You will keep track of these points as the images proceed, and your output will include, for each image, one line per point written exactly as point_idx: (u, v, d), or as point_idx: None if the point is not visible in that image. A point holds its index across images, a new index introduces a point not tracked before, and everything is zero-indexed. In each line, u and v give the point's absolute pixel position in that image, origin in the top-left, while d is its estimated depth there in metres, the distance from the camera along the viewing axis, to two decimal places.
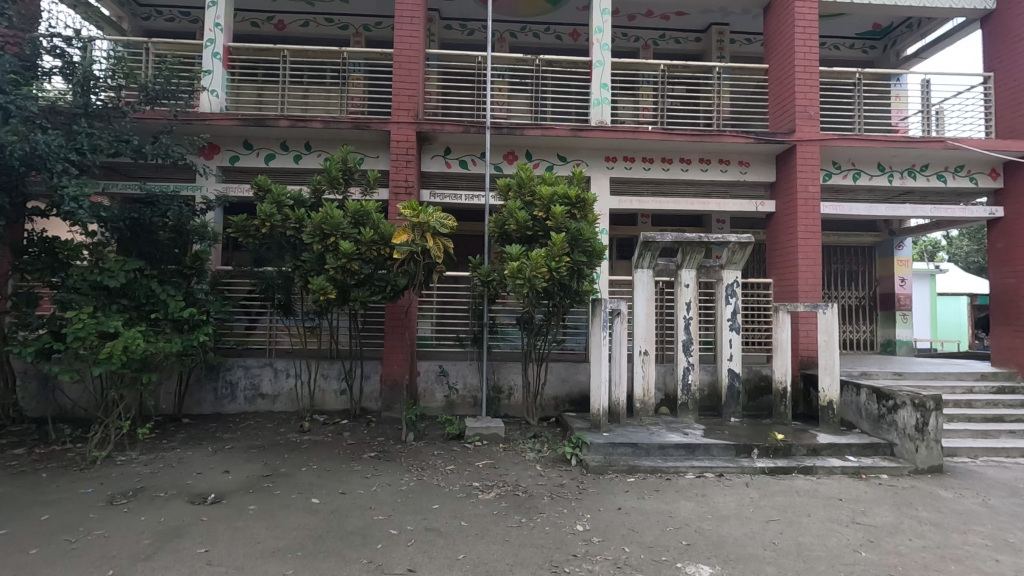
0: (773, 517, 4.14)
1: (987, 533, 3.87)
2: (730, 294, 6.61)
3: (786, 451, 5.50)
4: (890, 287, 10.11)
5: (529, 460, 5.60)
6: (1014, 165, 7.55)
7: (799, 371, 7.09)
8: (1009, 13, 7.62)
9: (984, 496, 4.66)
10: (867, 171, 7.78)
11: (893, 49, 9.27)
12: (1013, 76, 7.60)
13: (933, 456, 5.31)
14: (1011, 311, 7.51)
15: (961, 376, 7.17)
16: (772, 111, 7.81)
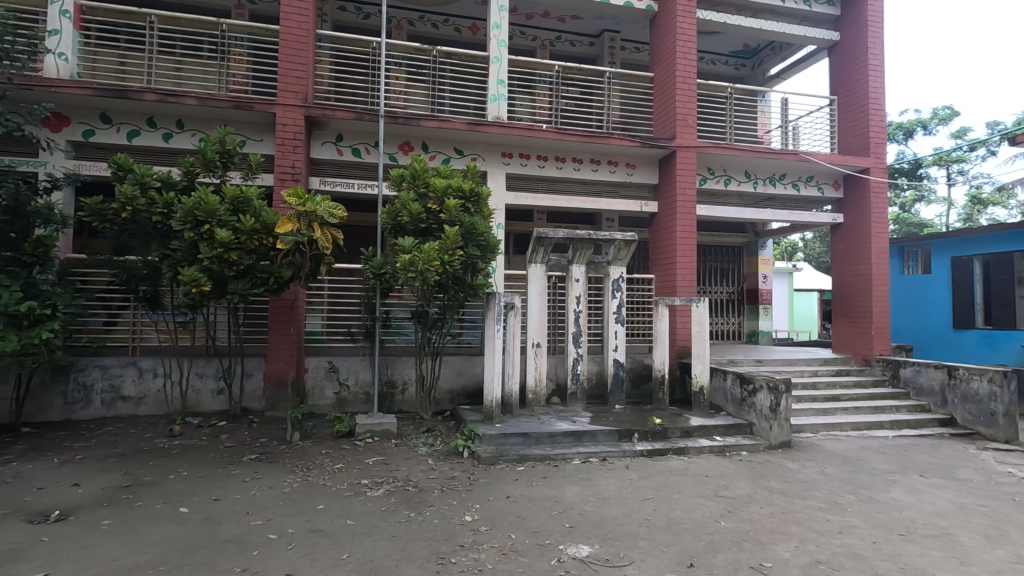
0: (649, 496, 4.46)
1: (823, 498, 4.45)
2: (617, 288, 6.99)
3: (663, 434, 5.94)
4: (755, 283, 11.25)
5: (421, 454, 5.57)
6: (851, 177, 8.70)
7: (677, 360, 7.68)
8: (850, 45, 8.74)
9: (822, 466, 5.35)
10: (736, 178, 8.58)
11: (760, 68, 10.28)
12: (852, 101, 8.74)
13: (783, 432, 6.01)
14: (847, 304, 8.66)
15: (808, 362, 8.16)
16: (656, 117, 8.36)
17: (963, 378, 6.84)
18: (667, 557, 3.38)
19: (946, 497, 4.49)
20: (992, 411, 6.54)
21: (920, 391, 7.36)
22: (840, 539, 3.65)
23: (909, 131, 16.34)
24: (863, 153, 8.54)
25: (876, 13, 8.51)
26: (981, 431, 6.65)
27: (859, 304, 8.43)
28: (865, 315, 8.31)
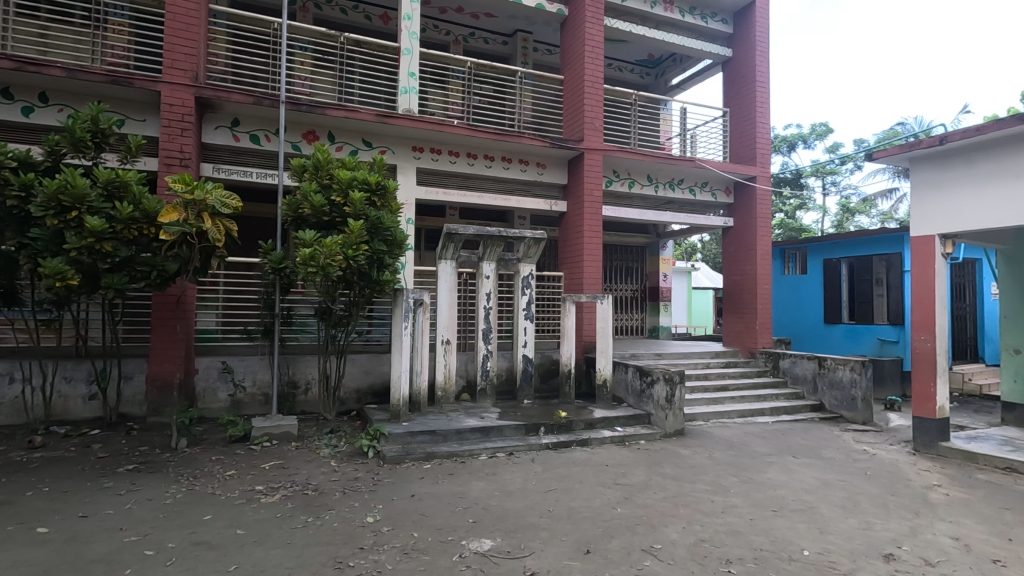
0: (552, 487, 4.59)
1: (709, 480, 4.80)
2: (526, 285, 7.11)
3: (567, 426, 6.13)
4: (656, 281, 11.90)
5: (322, 456, 5.36)
6: (741, 184, 9.42)
7: (582, 355, 7.95)
8: (741, 61, 9.45)
9: (710, 451, 5.77)
10: (639, 181, 9.03)
11: (662, 78, 10.87)
12: (742, 113, 9.47)
13: (677, 421, 6.42)
14: (735, 301, 9.38)
15: (702, 354, 8.78)
16: (566, 119, 8.59)
17: (831, 367, 7.65)
18: (565, 546, 3.49)
19: (813, 475, 5.00)
20: (853, 396, 7.37)
21: (796, 379, 8.14)
22: (722, 518, 3.95)
23: (791, 144, 17.99)
24: (751, 163, 9.29)
25: (763, 34, 9.28)
26: (844, 414, 7.46)
27: (745, 301, 9.16)
28: (751, 311, 9.04)
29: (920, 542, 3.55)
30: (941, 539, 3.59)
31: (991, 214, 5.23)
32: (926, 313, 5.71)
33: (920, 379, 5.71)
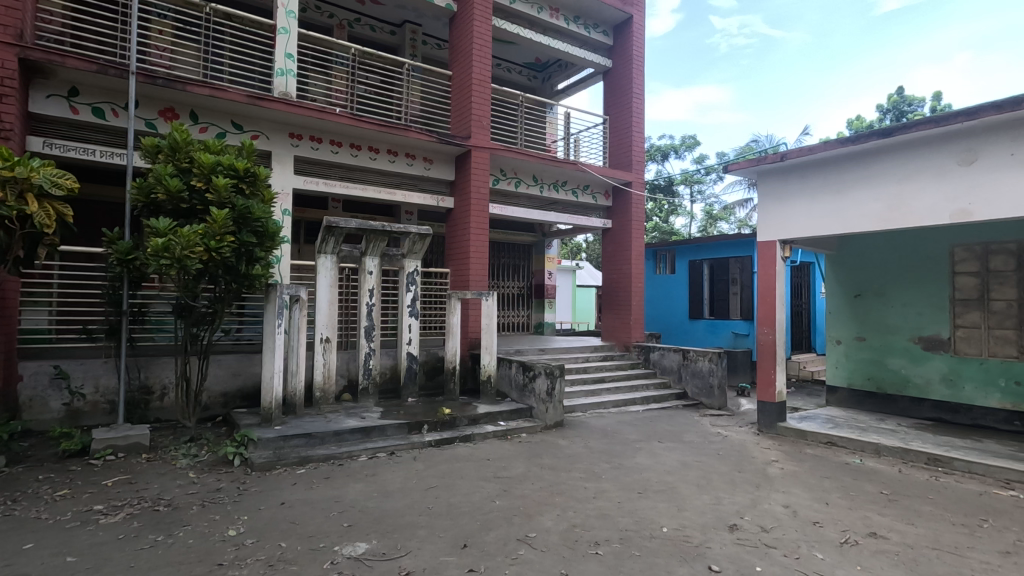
0: (433, 485, 4.56)
1: (583, 468, 5.05)
2: (411, 282, 6.98)
3: (451, 423, 6.13)
4: (541, 279, 12.31)
5: (179, 468, 4.86)
6: (618, 189, 10.01)
7: (468, 351, 7.98)
8: (620, 72, 10.05)
9: (586, 440, 6.08)
10: (525, 181, 9.26)
11: (548, 82, 11.26)
12: (620, 122, 10.07)
13: (557, 413, 6.68)
14: (612, 298, 9.96)
15: (582, 349, 9.22)
16: (453, 115, 8.56)
17: (693, 358, 8.40)
18: (442, 542, 3.49)
19: (675, 457, 5.46)
20: (711, 384, 8.13)
21: (663, 370, 8.85)
22: (593, 503, 4.18)
23: (664, 154, 19.47)
24: (627, 169, 9.91)
25: (639, 49, 9.94)
26: (704, 401, 8.22)
27: (621, 298, 9.77)
28: (626, 308, 9.65)
29: (758, 512, 4.02)
30: (775, 507, 4.09)
31: (819, 223, 6.05)
32: (768, 308, 6.45)
33: (764, 367, 6.45)
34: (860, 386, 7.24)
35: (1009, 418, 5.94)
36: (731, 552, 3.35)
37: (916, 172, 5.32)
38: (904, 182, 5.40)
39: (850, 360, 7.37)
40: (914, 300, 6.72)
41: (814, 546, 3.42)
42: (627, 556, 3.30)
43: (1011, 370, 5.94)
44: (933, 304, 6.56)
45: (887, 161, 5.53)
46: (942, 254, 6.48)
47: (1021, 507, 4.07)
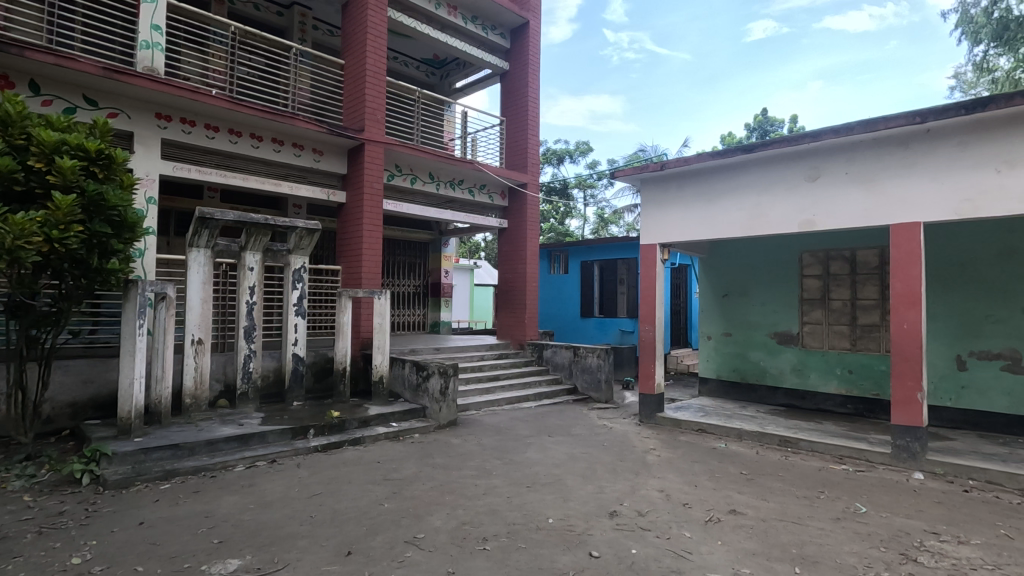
0: (317, 491, 4.36)
1: (474, 466, 5.08)
2: (298, 279, 6.61)
3: (340, 426, 5.90)
4: (438, 277, 12.22)
5: (11, 492, 4.20)
6: (514, 190, 10.19)
7: (359, 352, 7.72)
8: (516, 75, 10.24)
9: (479, 438, 6.12)
10: (421, 177, 9.13)
11: (446, 80, 11.21)
12: (516, 124, 10.25)
13: (451, 412, 6.67)
14: (507, 297, 10.12)
15: (478, 348, 9.28)
16: (346, 105, 8.23)
17: (583, 355, 8.77)
18: (324, 551, 3.34)
19: (563, 450, 5.67)
20: (599, 378, 8.54)
21: (555, 367, 9.17)
22: (483, 499, 4.22)
23: (559, 158, 20.13)
24: (523, 170, 10.12)
25: (534, 54, 10.20)
26: (593, 395, 8.61)
27: (516, 297, 9.96)
28: (520, 306, 9.86)
29: (636, 497, 4.29)
30: (651, 492, 4.39)
31: (693, 229, 6.58)
32: (649, 307, 6.90)
33: (645, 362, 6.90)
34: (727, 377, 7.99)
35: (843, 401, 6.87)
36: (610, 538, 3.54)
37: (772, 185, 5.95)
38: (762, 194, 6.03)
39: (719, 353, 8.10)
40: (771, 299, 7.54)
41: (683, 526, 3.72)
42: (513, 549, 3.37)
43: (845, 360, 6.86)
44: (786, 303, 7.40)
45: (750, 174, 6.13)
46: (794, 259, 7.33)
47: (850, 478, 4.71)
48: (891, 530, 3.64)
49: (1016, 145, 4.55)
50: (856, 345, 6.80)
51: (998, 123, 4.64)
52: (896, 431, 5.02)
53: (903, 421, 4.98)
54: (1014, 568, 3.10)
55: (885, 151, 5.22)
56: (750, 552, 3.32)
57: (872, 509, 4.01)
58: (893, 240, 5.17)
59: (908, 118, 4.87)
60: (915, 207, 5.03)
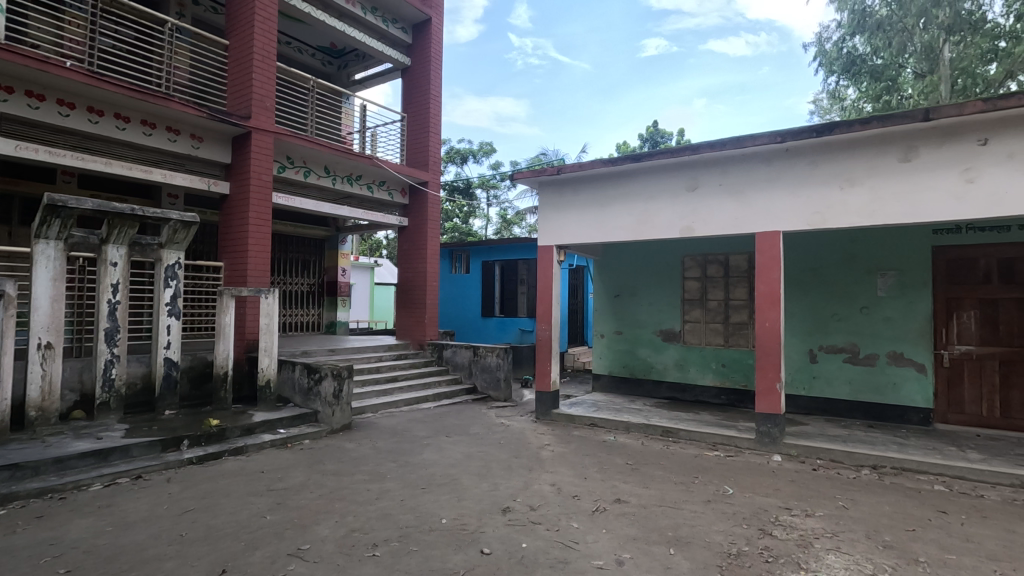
0: (189, 507, 4.00)
1: (368, 470, 4.94)
2: (171, 276, 6.04)
3: (219, 436, 5.48)
4: (334, 276, 11.73)
5: None
6: (414, 188, 10.03)
7: (244, 354, 7.21)
8: (418, 71, 10.08)
9: (374, 441, 5.96)
10: (315, 171, 8.72)
11: (344, 71, 10.90)
12: (418, 120, 10.10)
13: (345, 415, 6.44)
14: (407, 297, 9.95)
15: (375, 349, 9.05)
16: (230, 90, 7.65)
17: (483, 354, 8.83)
18: (195, 571, 3.08)
19: (459, 450, 5.67)
20: (498, 377, 8.63)
21: (456, 366, 9.16)
22: (375, 504, 4.11)
23: (462, 157, 20.11)
24: (424, 168, 9.99)
25: (436, 51, 10.11)
26: (491, 394, 8.69)
27: (416, 297, 9.82)
28: (420, 307, 9.74)
29: (529, 493, 4.39)
30: (543, 487, 4.52)
31: (586, 232, 6.86)
32: (546, 307, 7.10)
33: (541, 361, 7.09)
34: (618, 373, 8.43)
35: (718, 393, 7.51)
36: (502, 534, 3.60)
37: (658, 193, 6.37)
38: (648, 201, 6.43)
39: (611, 351, 8.52)
40: (657, 299, 8.07)
41: (571, 518, 3.87)
42: (404, 553, 3.31)
43: (720, 355, 7.51)
44: (669, 303, 7.95)
45: (638, 182, 6.51)
46: (677, 262, 7.90)
47: (721, 463, 5.16)
48: (752, 508, 4.03)
49: (854, 166, 5.23)
50: (729, 341, 7.47)
51: (842, 147, 5.30)
52: (760, 418, 5.57)
53: (765, 409, 5.54)
54: (847, 534, 3.56)
55: (753, 167, 5.77)
56: (631, 537, 3.53)
57: (738, 490, 4.42)
58: (758, 246, 5.73)
59: (771, 138, 5.42)
60: (776, 218, 5.62)
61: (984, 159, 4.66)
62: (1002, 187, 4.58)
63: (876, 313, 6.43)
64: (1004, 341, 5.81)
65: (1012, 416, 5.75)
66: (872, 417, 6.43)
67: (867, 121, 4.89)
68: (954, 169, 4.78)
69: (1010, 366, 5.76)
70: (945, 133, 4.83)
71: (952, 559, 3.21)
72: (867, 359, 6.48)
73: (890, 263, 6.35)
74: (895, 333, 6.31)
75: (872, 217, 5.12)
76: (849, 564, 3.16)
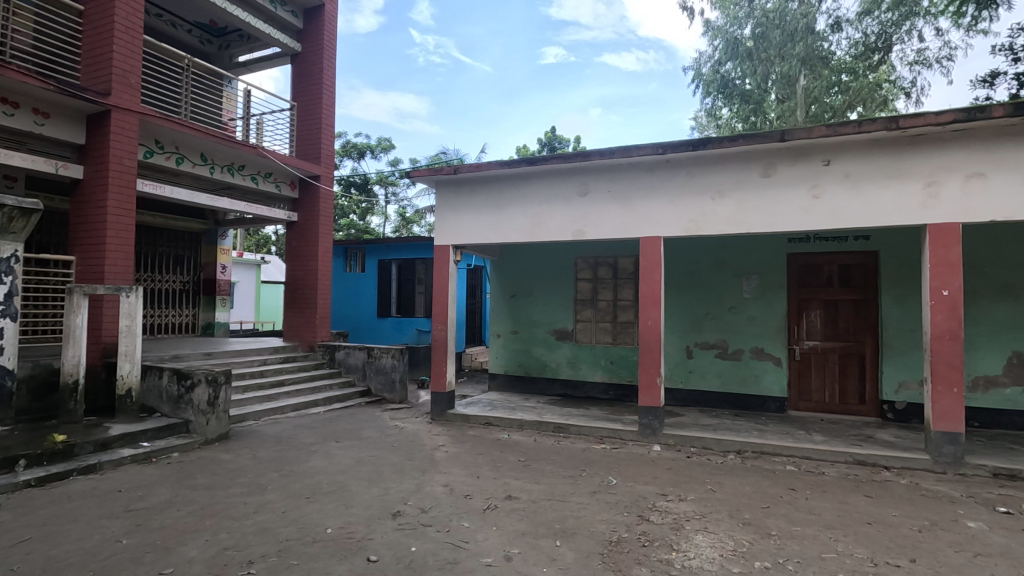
0: (25, 537, 3.48)
1: (246, 482, 4.60)
2: (4, 271, 5.22)
3: (66, 453, 4.82)
4: (213, 273, 10.80)
5: None
6: (304, 181, 9.51)
7: (99, 360, 6.41)
8: (310, 58, 9.57)
9: (255, 451, 5.57)
10: (190, 158, 8.00)
11: (226, 51, 10.14)
12: (309, 110, 9.58)
13: (221, 424, 5.96)
14: (295, 296, 9.42)
15: (259, 351, 8.47)
16: (85, 63, 6.78)
17: (377, 356, 8.56)
18: None
19: (349, 455, 5.46)
20: (393, 379, 8.41)
21: (348, 369, 8.81)
22: (253, 518, 3.84)
23: (360, 152, 19.42)
24: (315, 161, 9.50)
25: (330, 39, 9.65)
26: (386, 396, 8.47)
27: (306, 296, 9.33)
28: (310, 306, 9.26)
29: (421, 495, 4.33)
30: (436, 488, 4.48)
31: (482, 233, 6.91)
32: (442, 307, 7.04)
33: (436, 361, 7.02)
34: (513, 372, 8.58)
35: (606, 388, 7.90)
36: (390, 539, 3.52)
37: (551, 197, 6.56)
38: (542, 204, 6.61)
39: (507, 350, 8.65)
40: (551, 300, 8.32)
41: (463, 518, 3.87)
42: (283, 568, 3.12)
43: (608, 353, 7.90)
44: (562, 303, 8.23)
45: (533, 185, 6.67)
46: (569, 264, 8.20)
47: (607, 455, 5.44)
48: (633, 496, 4.29)
49: (724, 179, 5.74)
50: (617, 339, 7.89)
51: (714, 161, 5.78)
52: (643, 411, 5.93)
53: (647, 402, 5.91)
54: (714, 515, 3.90)
55: (638, 175, 6.14)
56: (520, 533, 3.60)
57: (621, 480, 4.67)
58: (643, 250, 6.10)
59: (654, 149, 5.78)
60: (657, 225, 6.02)
61: (828, 177, 5.32)
62: (842, 203, 5.26)
63: (742, 312, 7.11)
64: (842, 337, 6.68)
65: (848, 402, 6.63)
66: (738, 407, 7.10)
67: (735, 138, 5.38)
68: (805, 186, 5.41)
69: (847, 358, 6.64)
70: (797, 152, 5.44)
71: (798, 530, 3.62)
72: (734, 354, 7.14)
73: (754, 267, 7.06)
74: (757, 330, 7.02)
75: (740, 225, 5.65)
76: (714, 542, 3.45)
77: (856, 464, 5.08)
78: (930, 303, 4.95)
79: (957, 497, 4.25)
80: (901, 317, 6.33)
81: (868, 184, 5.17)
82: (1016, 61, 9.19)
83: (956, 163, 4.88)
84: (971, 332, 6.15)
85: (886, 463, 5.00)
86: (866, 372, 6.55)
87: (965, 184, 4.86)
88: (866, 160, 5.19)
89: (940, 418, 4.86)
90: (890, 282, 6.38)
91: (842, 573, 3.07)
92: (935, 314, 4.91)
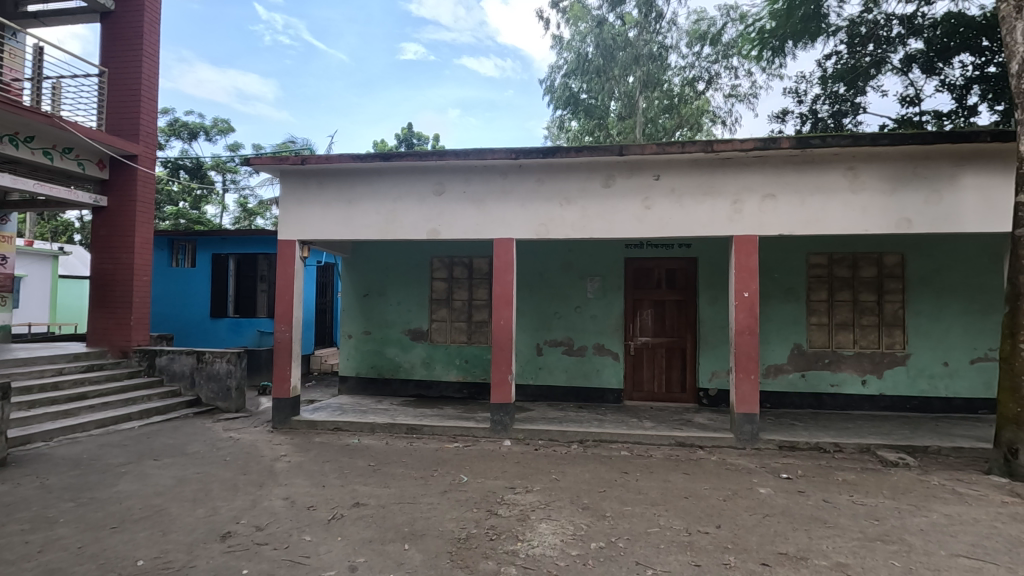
0: None
1: (28, 517, 3.82)
2: None
3: None
4: None
5: None
6: (117, 160, 8.21)
7: None
8: (125, 20, 8.28)
9: (42, 478, 4.66)
10: None
11: None
12: (123, 79, 8.27)
13: None
14: (104, 294, 8.11)
15: (53, 359, 7.15)
16: None
17: (208, 361, 7.65)
18: None
19: (169, 475, 4.82)
20: (228, 386, 7.60)
21: (172, 376, 7.79)
22: (36, 560, 3.20)
23: (192, 132, 17.31)
24: (131, 138, 8.24)
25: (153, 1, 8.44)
26: (219, 405, 7.62)
27: (119, 294, 8.08)
28: (123, 305, 8.04)
29: (256, 512, 3.97)
30: (274, 503, 4.15)
31: (331, 228, 6.57)
32: (286, 307, 6.55)
33: (280, 364, 6.49)
34: (364, 374, 8.27)
35: (460, 387, 7.98)
36: (218, 564, 3.17)
37: (406, 195, 6.45)
38: (396, 201, 6.47)
39: (358, 351, 8.31)
40: (405, 300, 8.18)
41: (304, 531, 3.63)
42: None
43: (462, 352, 7.98)
44: (417, 303, 8.14)
45: (386, 182, 6.49)
46: (425, 263, 8.14)
47: (458, 454, 5.48)
48: (482, 492, 4.37)
49: (570, 187, 6.12)
50: (471, 338, 8.00)
51: (561, 169, 6.13)
52: (494, 408, 6.09)
53: (498, 399, 6.07)
54: (556, 502, 4.13)
55: (492, 178, 6.28)
56: (366, 541, 3.47)
57: (471, 477, 4.75)
58: (495, 250, 6.27)
59: (507, 154, 5.95)
60: (509, 227, 6.22)
61: (656, 190, 5.94)
62: (667, 213, 5.90)
63: (585, 311, 7.64)
64: (668, 333, 7.51)
65: (672, 391, 7.46)
66: (581, 399, 7.62)
67: (580, 149, 5.76)
68: (638, 198, 5.97)
69: (671, 352, 7.48)
70: (632, 167, 5.99)
71: (628, 510, 3.99)
72: (578, 350, 7.65)
73: (596, 270, 7.63)
74: (598, 328, 7.60)
75: (584, 230, 6.07)
76: (556, 528, 3.66)
77: (677, 446, 5.74)
78: (734, 302, 5.77)
79: (753, 468, 5.01)
80: (714, 315, 7.28)
81: (687, 198, 5.87)
82: (801, 102, 11.08)
83: (755, 184, 5.75)
84: (765, 327, 7.28)
85: (700, 443, 5.72)
86: (686, 364, 7.44)
87: (761, 203, 5.74)
88: (686, 177, 5.88)
89: (742, 402, 5.67)
90: (706, 285, 7.31)
91: (663, 544, 3.44)
92: (738, 313, 5.74)
